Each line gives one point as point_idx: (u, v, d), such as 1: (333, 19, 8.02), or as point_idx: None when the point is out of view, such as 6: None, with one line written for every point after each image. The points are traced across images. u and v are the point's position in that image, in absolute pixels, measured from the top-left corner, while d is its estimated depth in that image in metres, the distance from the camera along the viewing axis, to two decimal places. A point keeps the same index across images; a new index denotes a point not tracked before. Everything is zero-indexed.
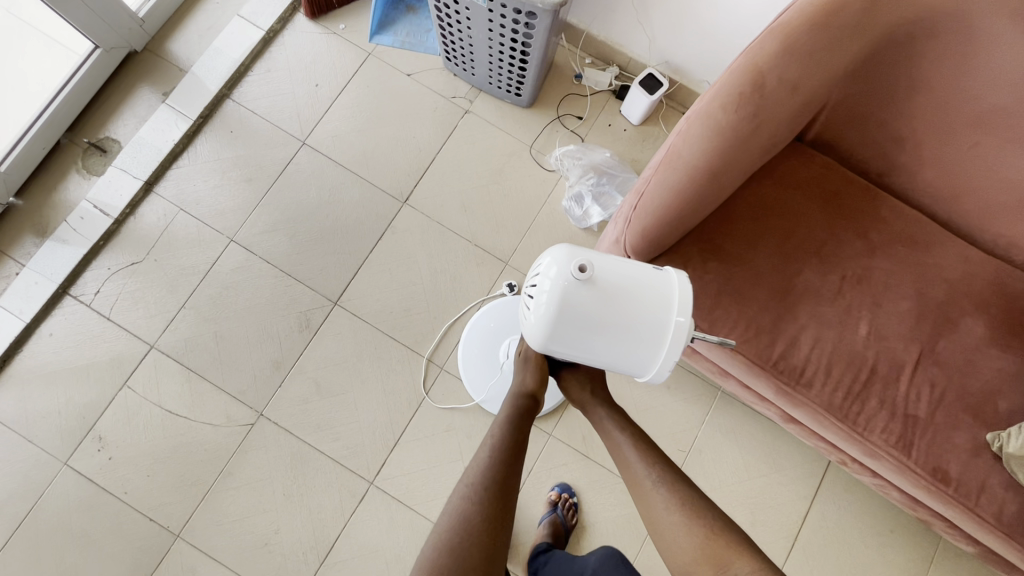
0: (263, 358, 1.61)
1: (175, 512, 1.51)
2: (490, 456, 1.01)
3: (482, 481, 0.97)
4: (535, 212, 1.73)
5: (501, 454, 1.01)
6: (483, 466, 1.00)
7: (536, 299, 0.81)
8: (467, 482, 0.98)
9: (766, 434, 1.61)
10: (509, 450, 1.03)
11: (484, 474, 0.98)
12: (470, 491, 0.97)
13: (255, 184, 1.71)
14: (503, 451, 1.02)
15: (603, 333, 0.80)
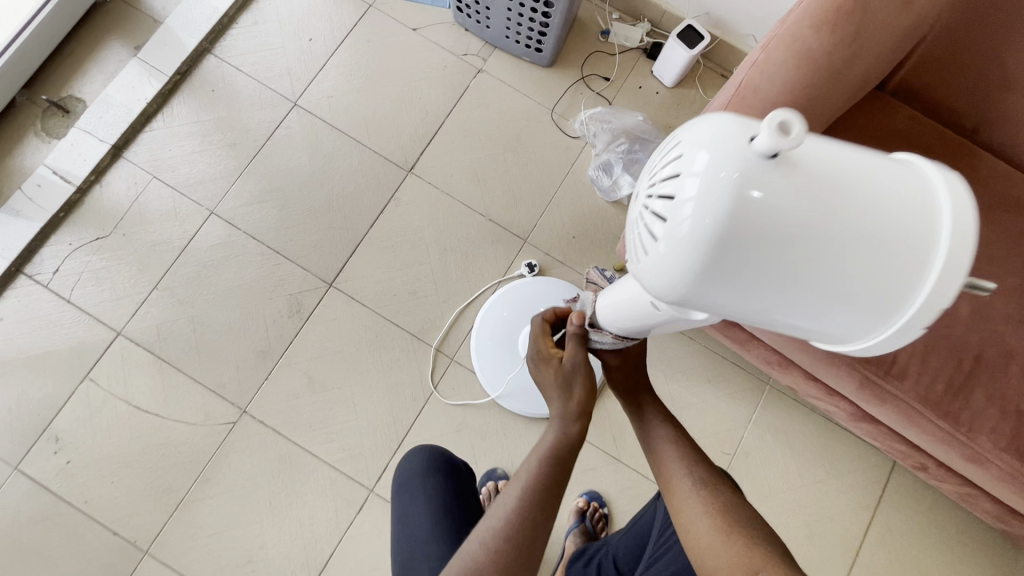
0: (248, 348, 1.40)
1: (143, 526, 1.30)
2: (525, 493, 0.80)
3: (514, 525, 0.77)
4: (557, 184, 1.53)
5: (537, 490, 0.80)
6: (517, 506, 0.79)
7: (670, 208, 0.44)
8: (494, 519, 0.79)
9: (822, 435, 1.42)
10: (549, 482, 0.81)
11: (517, 516, 0.78)
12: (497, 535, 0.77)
13: (239, 150, 1.50)
14: (540, 486, 0.80)
15: (797, 269, 0.41)
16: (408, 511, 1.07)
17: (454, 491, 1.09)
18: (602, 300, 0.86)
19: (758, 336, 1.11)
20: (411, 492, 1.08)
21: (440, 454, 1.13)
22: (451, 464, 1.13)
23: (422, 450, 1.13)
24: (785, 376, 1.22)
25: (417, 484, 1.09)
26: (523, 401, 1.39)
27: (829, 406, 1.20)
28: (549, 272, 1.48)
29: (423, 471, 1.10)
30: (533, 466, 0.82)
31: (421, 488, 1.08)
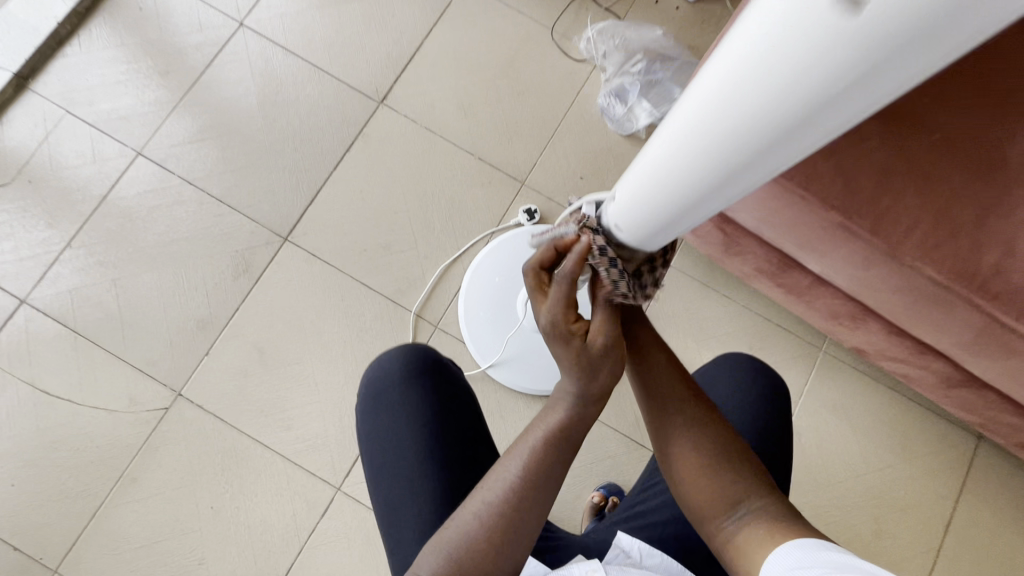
0: (184, 317, 1.14)
1: (51, 539, 1.04)
2: (526, 477, 0.59)
3: (512, 513, 0.58)
4: (560, 117, 1.27)
5: (542, 472, 0.59)
6: (517, 492, 0.59)
7: None
8: (485, 503, 0.59)
9: (888, 410, 1.16)
10: (558, 459, 0.60)
11: (517, 501, 0.58)
12: (489, 521, 0.58)
13: (172, 79, 1.23)
14: (545, 469, 0.59)
15: None
16: (383, 435, 0.80)
17: (445, 405, 0.81)
18: (629, 180, 0.52)
19: (831, 278, 0.85)
20: (387, 410, 0.81)
21: (423, 355, 0.83)
22: (440, 369, 0.84)
23: (399, 353, 0.83)
24: (857, 331, 0.95)
25: (394, 399, 0.81)
26: (523, 375, 1.12)
27: (914, 371, 0.95)
28: (552, 219, 1.21)
29: (402, 381, 0.81)
30: (535, 442, 0.60)
31: (400, 403, 0.81)
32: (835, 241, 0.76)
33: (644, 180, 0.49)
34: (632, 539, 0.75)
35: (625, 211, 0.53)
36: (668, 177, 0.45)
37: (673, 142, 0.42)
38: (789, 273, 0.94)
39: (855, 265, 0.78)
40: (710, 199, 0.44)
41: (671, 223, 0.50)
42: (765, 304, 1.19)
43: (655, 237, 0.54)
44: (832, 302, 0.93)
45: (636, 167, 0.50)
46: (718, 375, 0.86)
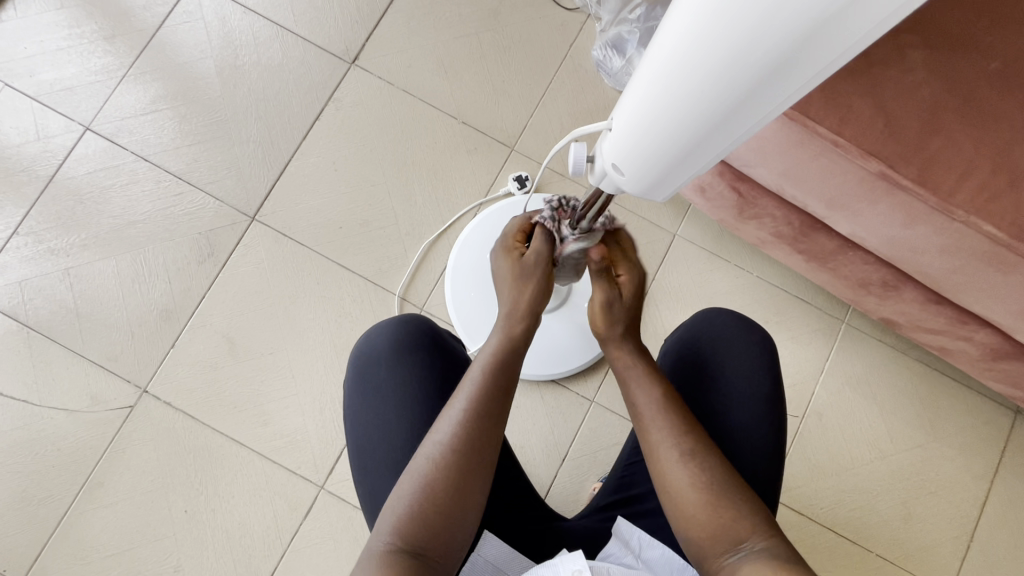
0: (145, 307, 1.04)
1: (13, 550, 0.96)
2: (472, 412, 0.58)
3: (465, 451, 0.57)
4: (550, 73, 1.14)
5: (486, 404, 0.59)
6: (466, 428, 0.57)
7: None
8: (434, 445, 0.57)
9: (918, 385, 1.06)
10: (500, 392, 0.60)
11: (469, 438, 0.57)
12: (440, 464, 0.56)
13: (119, 44, 1.11)
14: (490, 404, 0.59)
15: None
16: (373, 421, 0.69)
17: (446, 381, 0.71)
18: (623, 111, 0.41)
19: (862, 242, 0.74)
20: (378, 391, 0.70)
21: (422, 327, 0.73)
22: (440, 342, 0.73)
23: (392, 324, 0.72)
24: (890, 300, 0.84)
25: (386, 378, 0.70)
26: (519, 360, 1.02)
27: (953, 343, 0.85)
28: (545, 187, 1.10)
29: (395, 359, 0.71)
30: (477, 379, 0.60)
31: (394, 382, 0.70)
32: (872, 197, 0.65)
33: (646, 108, 0.39)
34: (633, 528, 0.66)
35: (627, 152, 0.43)
36: (684, 92, 0.35)
37: (691, 42, 0.32)
38: (812, 237, 0.83)
39: (894, 224, 0.67)
40: (741, 111, 0.35)
41: (687, 156, 0.40)
42: (781, 274, 1.08)
43: (665, 178, 0.44)
44: (862, 268, 0.82)
45: (630, 91, 0.40)
46: (705, 338, 0.69)
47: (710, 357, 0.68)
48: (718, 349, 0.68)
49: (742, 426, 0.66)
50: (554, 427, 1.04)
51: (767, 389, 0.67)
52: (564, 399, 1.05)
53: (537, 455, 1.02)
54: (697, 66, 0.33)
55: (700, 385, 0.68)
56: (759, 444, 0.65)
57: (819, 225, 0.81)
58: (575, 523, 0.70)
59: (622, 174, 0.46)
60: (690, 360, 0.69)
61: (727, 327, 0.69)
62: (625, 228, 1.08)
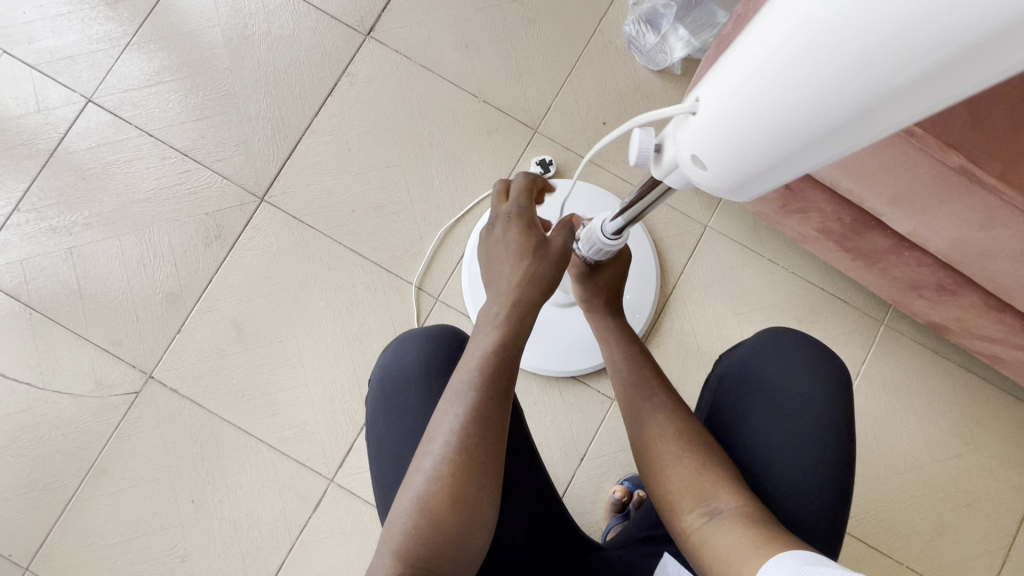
0: (150, 289, 1.00)
1: (19, 535, 0.94)
2: (472, 414, 0.54)
3: (464, 461, 0.53)
4: (578, 49, 1.07)
5: (481, 408, 0.54)
6: (463, 436, 0.53)
7: None
8: (434, 458, 0.53)
9: (961, 394, 1.01)
10: (497, 395, 0.55)
11: (466, 447, 0.53)
12: (440, 477, 0.52)
13: (122, 10, 1.05)
14: (484, 407, 0.54)
15: None
16: (404, 454, 0.64)
17: None
18: (724, 81, 0.30)
19: (922, 242, 0.68)
20: (407, 421, 0.65)
21: (445, 347, 0.67)
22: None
23: (415, 346, 0.67)
24: (945, 305, 0.78)
25: (414, 406, 0.65)
26: (544, 352, 0.97)
27: (1008, 352, 0.79)
28: (570, 173, 1.03)
29: (423, 385, 0.65)
30: (470, 381, 0.55)
31: (422, 410, 0.65)
32: (945, 195, 0.58)
33: (760, 81, 0.28)
34: (679, 568, 0.62)
35: (712, 139, 0.32)
36: (830, 53, 0.24)
37: None
38: (863, 234, 0.76)
39: (968, 226, 0.60)
40: (905, 95, 0.23)
41: (798, 156, 0.29)
42: (818, 270, 1.02)
43: (755, 182, 0.33)
44: (916, 269, 0.76)
45: (743, 51, 0.29)
46: (770, 359, 0.63)
47: (772, 380, 0.62)
48: (782, 373, 0.62)
49: (795, 457, 0.60)
50: (573, 425, 0.99)
51: (835, 424, 0.60)
52: (583, 396, 1.00)
53: (555, 454, 0.98)
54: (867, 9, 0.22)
55: (756, 408, 0.62)
56: (812, 479, 0.59)
57: (873, 222, 0.74)
58: (611, 553, 0.66)
59: (701, 169, 0.35)
60: (750, 381, 0.63)
61: (796, 349, 0.63)
62: (653, 217, 1.02)
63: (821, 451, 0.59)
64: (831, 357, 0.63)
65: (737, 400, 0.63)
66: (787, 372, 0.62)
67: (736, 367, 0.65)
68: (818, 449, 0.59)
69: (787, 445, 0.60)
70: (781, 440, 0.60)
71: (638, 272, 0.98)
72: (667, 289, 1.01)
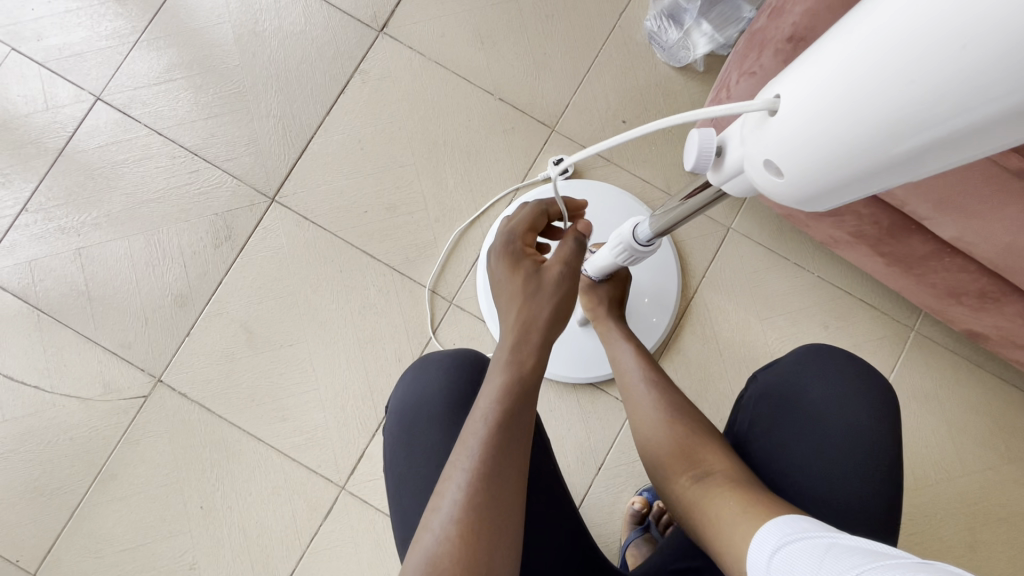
0: (159, 291, 0.98)
1: (27, 540, 0.93)
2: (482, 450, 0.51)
3: (478, 525, 0.48)
4: (597, 46, 1.04)
5: (495, 466, 0.50)
6: (477, 495, 0.49)
7: None
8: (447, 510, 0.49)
9: (996, 405, 0.97)
10: (512, 445, 0.52)
11: (479, 506, 0.49)
12: (452, 538, 0.47)
13: (131, 6, 1.03)
14: (500, 460, 0.51)
15: None
16: (419, 481, 0.61)
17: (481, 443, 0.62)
18: (815, 76, 0.28)
19: (966, 247, 0.64)
20: (421, 464, 0.62)
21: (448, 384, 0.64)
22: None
23: (439, 369, 0.65)
24: (986, 313, 0.74)
25: (433, 432, 0.62)
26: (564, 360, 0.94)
27: None
28: (588, 173, 1.00)
29: (445, 409, 0.63)
30: (483, 435, 0.51)
31: (442, 436, 0.62)
32: (999, 196, 0.55)
33: (859, 78, 0.25)
34: None
35: (792, 138, 0.29)
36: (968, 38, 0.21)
37: None
38: (901, 238, 0.72)
39: (1021, 231, 0.57)
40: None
41: (891, 164, 0.26)
42: (846, 275, 0.98)
43: (837, 192, 0.30)
44: (957, 276, 0.72)
45: (841, 47, 0.26)
46: (810, 376, 0.61)
47: (814, 398, 0.60)
48: (825, 393, 0.60)
49: (839, 476, 0.57)
50: (590, 433, 0.96)
51: (880, 441, 0.58)
52: (601, 404, 0.97)
53: (572, 463, 0.96)
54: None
55: (798, 426, 0.60)
56: (855, 498, 0.57)
57: (913, 226, 0.70)
58: None
59: (772, 173, 0.33)
60: (789, 400, 0.61)
61: (839, 367, 0.61)
62: None
63: (869, 470, 0.57)
64: (873, 372, 0.61)
65: (775, 420, 0.61)
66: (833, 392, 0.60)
67: (777, 384, 0.62)
68: (866, 467, 0.57)
69: (831, 465, 0.58)
70: (826, 459, 0.58)
71: (658, 260, 0.95)
72: (688, 291, 0.98)
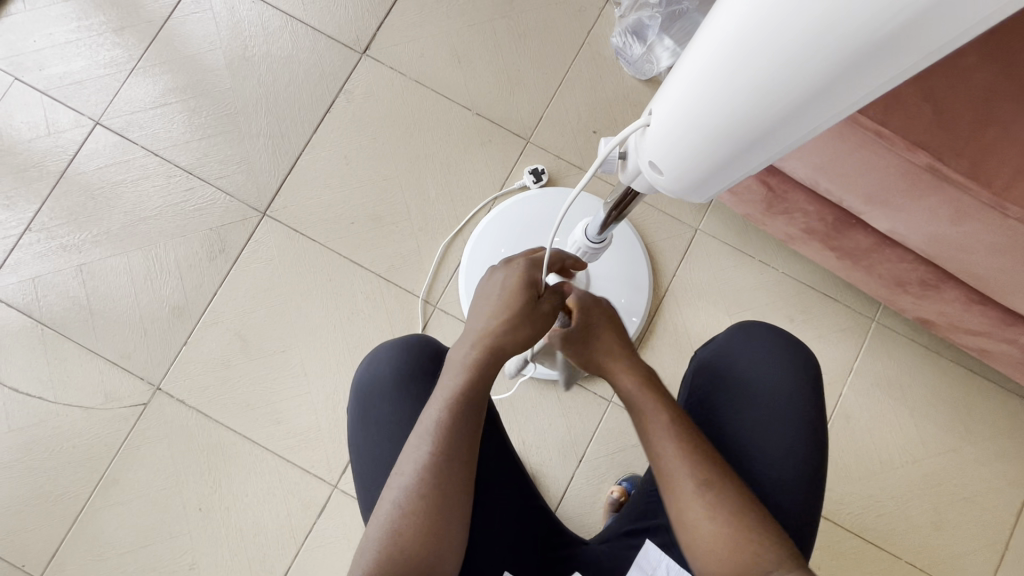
0: (156, 304, 1.03)
1: (31, 546, 0.96)
2: (448, 412, 0.58)
3: (431, 492, 0.55)
4: (568, 62, 1.10)
5: (447, 443, 0.56)
6: (430, 467, 0.56)
7: None
8: (416, 460, 0.56)
9: (955, 389, 1.02)
10: (465, 423, 0.58)
11: (435, 478, 0.55)
12: (409, 505, 0.55)
13: (128, 36, 1.09)
14: (453, 435, 0.57)
15: None
16: (384, 462, 0.66)
17: None
18: (666, 99, 0.36)
19: (901, 238, 0.71)
20: (383, 431, 0.67)
21: (413, 354, 0.69)
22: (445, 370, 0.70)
23: (394, 349, 0.69)
24: (929, 300, 0.80)
25: (390, 406, 0.68)
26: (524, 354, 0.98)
27: (994, 345, 0.80)
28: (562, 181, 1.06)
29: (399, 394, 0.68)
30: (442, 414, 0.58)
31: (399, 420, 0.67)
32: (917, 191, 0.62)
33: (687, 104, 0.34)
34: (661, 555, 0.66)
35: (665, 148, 0.38)
36: (744, 77, 0.30)
37: (739, 44, 0.29)
38: (846, 233, 0.79)
39: (940, 221, 0.63)
40: (811, 108, 0.29)
41: (730, 160, 0.36)
42: (809, 270, 1.04)
43: (706, 183, 0.40)
44: (899, 266, 0.78)
45: (674, 82, 0.35)
46: (740, 352, 0.68)
47: (744, 372, 0.67)
48: (752, 366, 0.67)
49: (767, 439, 0.64)
50: (571, 427, 1.01)
51: (802, 409, 0.64)
52: (580, 399, 1.02)
53: (553, 457, 1.00)
54: (764, 45, 0.27)
55: (732, 395, 0.66)
56: (781, 461, 0.63)
57: (854, 221, 0.77)
58: (594, 548, 0.69)
59: (658, 173, 0.42)
60: (723, 376, 0.67)
61: (764, 341, 0.67)
62: (645, 222, 1.04)
63: (796, 429, 0.64)
64: (796, 343, 0.67)
65: (709, 395, 0.68)
66: (755, 366, 0.66)
67: (710, 360, 0.69)
68: (794, 430, 0.64)
69: (760, 433, 0.65)
70: (759, 425, 0.65)
71: (631, 279, 1.00)
72: (659, 292, 1.03)
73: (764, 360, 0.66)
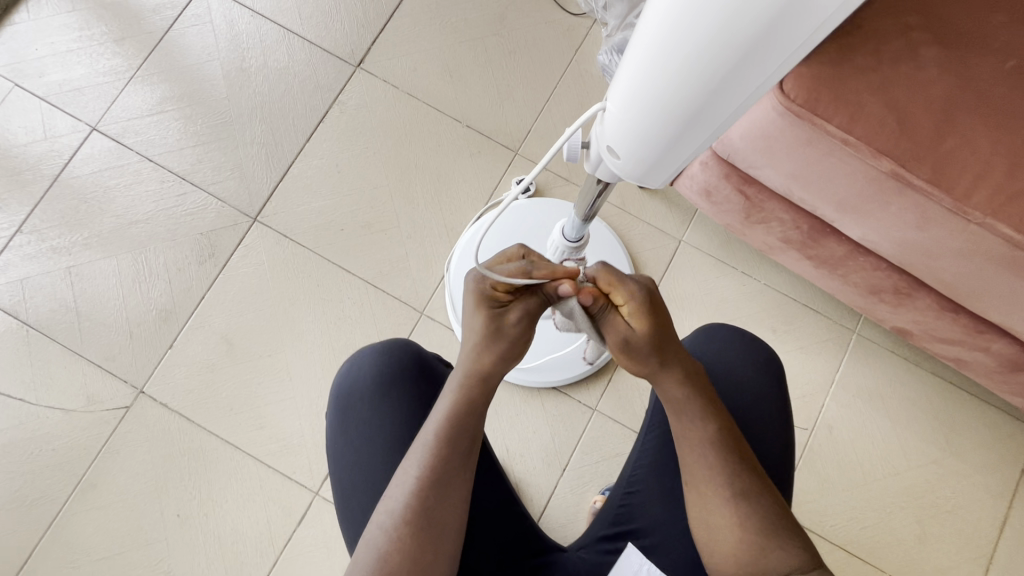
0: (143, 307, 1.04)
1: (4, 550, 0.95)
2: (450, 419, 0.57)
3: (419, 525, 0.54)
4: (555, 78, 1.14)
5: (440, 472, 0.55)
6: (415, 506, 0.54)
7: None
8: (415, 460, 0.56)
9: (936, 400, 1.03)
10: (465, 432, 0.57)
11: (431, 486, 0.55)
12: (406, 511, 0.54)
13: (128, 46, 1.12)
14: (440, 476, 0.55)
15: None
16: (363, 463, 0.66)
17: (416, 411, 0.68)
18: (618, 85, 0.39)
19: (873, 246, 0.73)
20: (365, 429, 0.67)
21: (401, 353, 0.71)
22: (427, 370, 0.71)
23: (379, 350, 0.70)
24: (903, 307, 0.81)
25: (372, 403, 0.68)
26: None
27: (968, 353, 0.82)
28: (549, 191, 1.09)
29: (379, 396, 0.68)
30: (441, 418, 0.57)
31: (381, 419, 0.68)
32: (884, 197, 0.64)
33: (636, 86, 0.37)
34: (643, 559, 0.68)
35: (620, 134, 0.41)
36: (677, 59, 0.32)
37: (672, 26, 0.31)
38: (822, 242, 0.81)
39: (907, 227, 0.66)
40: (741, 74, 0.32)
41: (680, 135, 0.39)
42: (789, 281, 1.06)
43: (664, 160, 0.42)
44: (872, 275, 0.80)
45: (624, 69, 0.37)
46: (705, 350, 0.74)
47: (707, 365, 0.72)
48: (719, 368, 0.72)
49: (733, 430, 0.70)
50: (555, 435, 1.01)
51: (764, 402, 0.71)
52: (565, 406, 1.02)
53: (538, 464, 1.00)
54: (689, 28, 0.30)
55: None
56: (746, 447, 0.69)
57: (828, 228, 0.79)
58: (572, 555, 0.70)
59: (617, 157, 0.44)
60: None
61: (725, 343, 0.74)
62: (629, 232, 1.06)
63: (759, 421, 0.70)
64: (752, 337, 0.74)
65: None
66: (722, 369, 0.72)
67: None
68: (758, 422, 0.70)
69: None
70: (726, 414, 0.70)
71: None
72: None
73: (731, 361, 0.72)
